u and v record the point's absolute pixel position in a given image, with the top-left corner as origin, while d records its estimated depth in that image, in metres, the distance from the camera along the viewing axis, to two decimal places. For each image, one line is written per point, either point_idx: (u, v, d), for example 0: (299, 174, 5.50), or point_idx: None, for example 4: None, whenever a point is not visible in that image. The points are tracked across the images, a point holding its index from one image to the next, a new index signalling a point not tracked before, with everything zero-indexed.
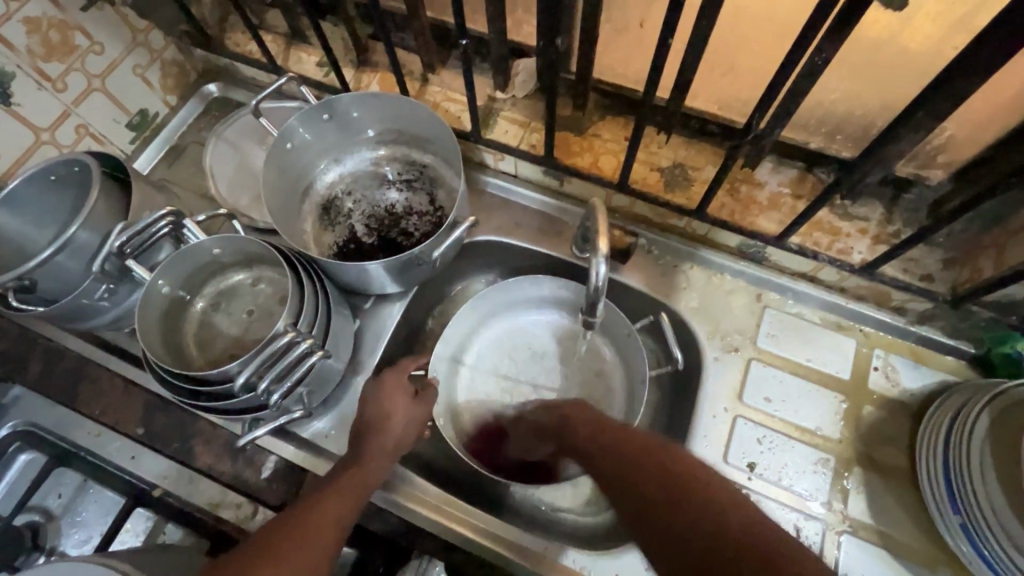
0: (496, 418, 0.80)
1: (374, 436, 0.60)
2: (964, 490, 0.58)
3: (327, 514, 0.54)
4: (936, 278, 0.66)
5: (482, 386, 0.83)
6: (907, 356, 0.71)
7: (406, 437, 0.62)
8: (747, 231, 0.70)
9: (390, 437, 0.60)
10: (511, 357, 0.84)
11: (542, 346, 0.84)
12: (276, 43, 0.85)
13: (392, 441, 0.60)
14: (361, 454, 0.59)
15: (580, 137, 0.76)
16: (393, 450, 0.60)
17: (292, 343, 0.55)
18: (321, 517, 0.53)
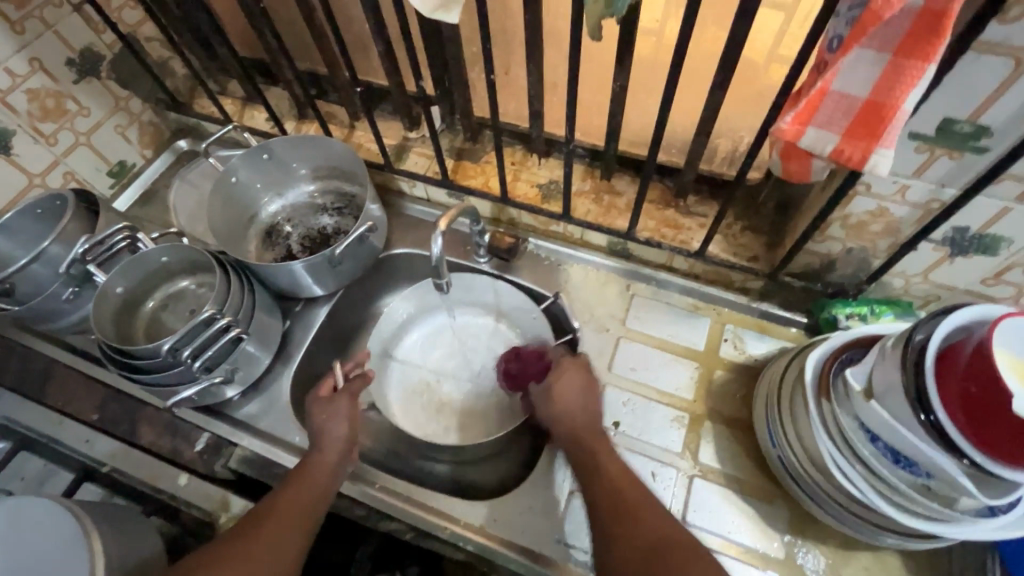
0: (426, 401, 0.90)
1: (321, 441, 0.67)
2: (777, 427, 0.69)
3: (300, 498, 0.62)
4: (761, 258, 0.79)
5: (411, 376, 0.93)
6: (754, 329, 0.82)
7: (335, 439, 0.67)
8: (607, 229, 0.84)
9: (338, 436, 0.67)
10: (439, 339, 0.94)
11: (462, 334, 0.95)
12: (234, 104, 1.05)
13: (339, 436, 0.67)
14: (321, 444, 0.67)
15: (475, 164, 0.92)
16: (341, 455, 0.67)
17: (212, 318, 0.69)
18: (283, 511, 0.60)
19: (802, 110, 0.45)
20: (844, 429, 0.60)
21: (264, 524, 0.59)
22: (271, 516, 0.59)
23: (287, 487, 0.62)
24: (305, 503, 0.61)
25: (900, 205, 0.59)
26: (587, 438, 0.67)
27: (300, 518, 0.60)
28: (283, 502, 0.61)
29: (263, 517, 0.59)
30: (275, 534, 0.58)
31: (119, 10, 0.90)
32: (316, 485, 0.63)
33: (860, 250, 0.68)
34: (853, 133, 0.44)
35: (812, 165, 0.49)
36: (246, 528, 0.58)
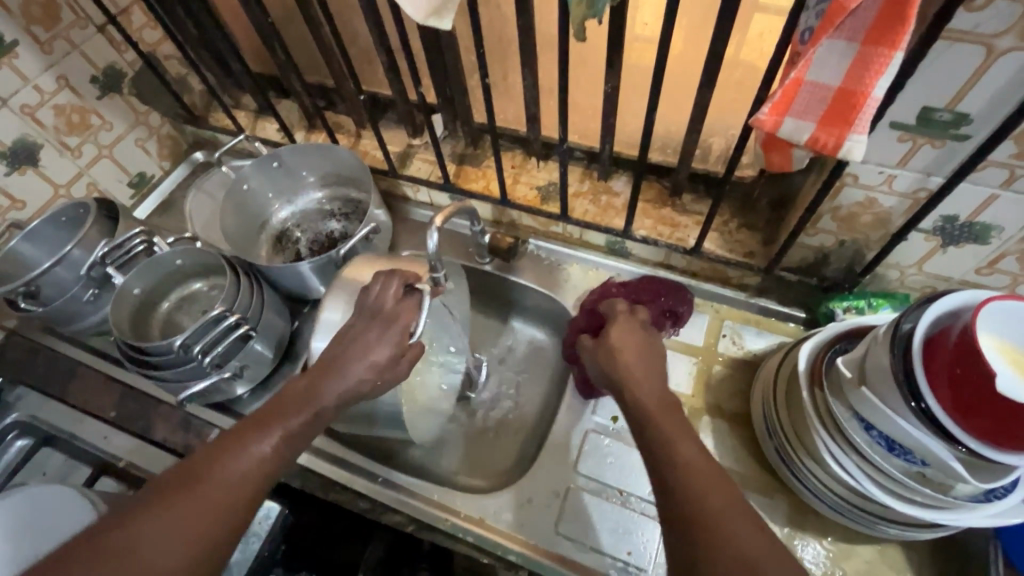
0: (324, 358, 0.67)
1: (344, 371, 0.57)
2: (772, 419, 0.69)
3: (261, 445, 0.52)
4: (757, 254, 0.80)
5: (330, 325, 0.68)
6: (752, 325, 0.83)
7: (357, 372, 0.57)
8: (604, 228, 0.86)
9: (327, 388, 0.56)
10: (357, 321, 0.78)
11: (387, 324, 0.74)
12: (247, 117, 1.10)
13: (330, 383, 0.56)
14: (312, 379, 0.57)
15: (477, 168, 0.95)
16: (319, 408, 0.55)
17: (223, 315, 0.72)
18: (239, 460, 0.50)
19: (779, 101, 0.46)
20: (837, 418, 0.60)
21: (211, 474, 0.49)
22: (224, 461, 0.50)
23: (248, 433, 0.52)
24: (266, 458, 0.52)
25: (888, 195, 0.60)
26: (658, 420, 0.53)
27: (256, 475, 0.51)
28: (241, 445, 0.51)
29: (216, 461, 0.50)
30: (223, 489, 0.48)
31: (141, 30, 0.96)
32: (283, 438, 0.53)
33: (853, 242, 0.68)
34: (827, 121, 0.45)
35: (792, 154, 0.50)
36: (192, 473, 0.49)
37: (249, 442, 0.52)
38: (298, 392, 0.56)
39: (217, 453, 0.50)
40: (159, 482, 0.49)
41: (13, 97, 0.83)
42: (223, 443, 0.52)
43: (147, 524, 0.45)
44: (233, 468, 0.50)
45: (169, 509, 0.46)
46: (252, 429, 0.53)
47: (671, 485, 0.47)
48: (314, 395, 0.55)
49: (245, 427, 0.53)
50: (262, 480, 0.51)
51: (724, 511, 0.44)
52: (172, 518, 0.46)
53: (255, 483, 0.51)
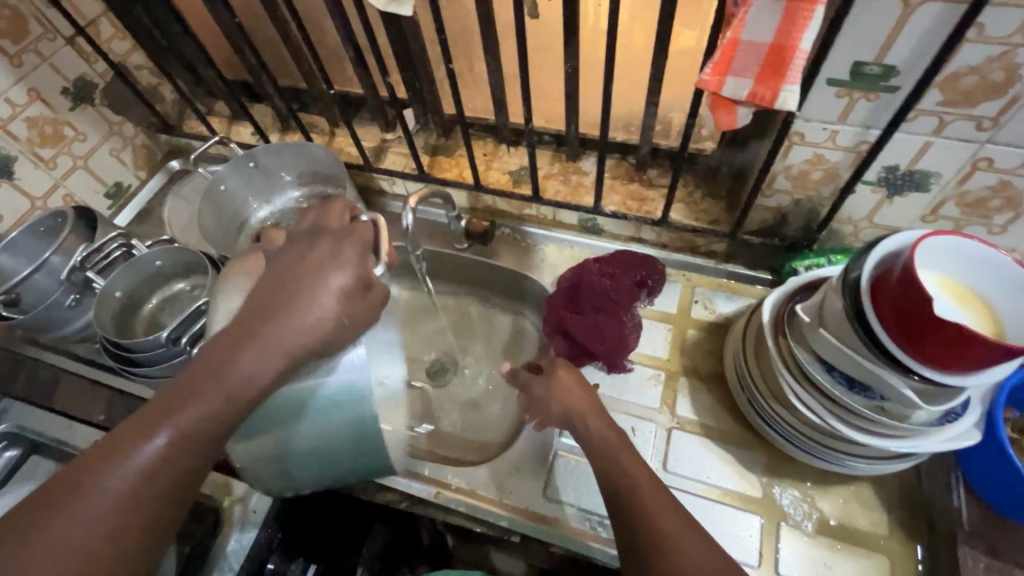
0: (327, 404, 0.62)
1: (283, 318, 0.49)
2: (744, 370, 0.72)
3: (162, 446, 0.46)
4: (721, 221, 0.84)
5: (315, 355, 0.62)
6: (724, 290, 0.86)
7: (319, 322, 0.50)
8: (576, 206, 0.89)
9: (239, 368, 0.48)
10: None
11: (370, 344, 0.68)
12: (221, 123, 1.12)
13: (250, 357, 0.48)
14: (230, 353, 0.48)
15: (449, 158, 0.98)
16: (225, 402, 0.48)
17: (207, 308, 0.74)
18: (134, 465, 0.45)
19: (719, 61, 0.49)
20: (800, 364, 0.63)
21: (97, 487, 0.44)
22: (113, 470, 0.44)
23: (140, 431, 0.46)
24: (166, 459, 0.46)
25: (833, 150, 0.64)
26: (615, 445, 0.58)
27: (156, 480, 0.46)
28: (135, 447, 0.45)
29: (103, 472, 0.44)
30: (112, 500, 0.44)
31: (109, 41, 0.97)
32: (182, 433, 0.47)
33: (808, 199, 0.72)
34: (763, 76, 0.49)
35: (738, 113, 0.54)
36: (78, 482, 0.44)
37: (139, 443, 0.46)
38: (203, 376, 0.48)
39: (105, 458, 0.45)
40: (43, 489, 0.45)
41: None
42: (117, 443, 0.46)
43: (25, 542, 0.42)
44: (122, 478, 0.44)
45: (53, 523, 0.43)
46: (145, 424, 0.47)
47: (624, 497, 0.52)
48: (229, 374, 0.48)
49: (135, 425, 0.47)
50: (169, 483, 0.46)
51: (673, 531, 0.48)
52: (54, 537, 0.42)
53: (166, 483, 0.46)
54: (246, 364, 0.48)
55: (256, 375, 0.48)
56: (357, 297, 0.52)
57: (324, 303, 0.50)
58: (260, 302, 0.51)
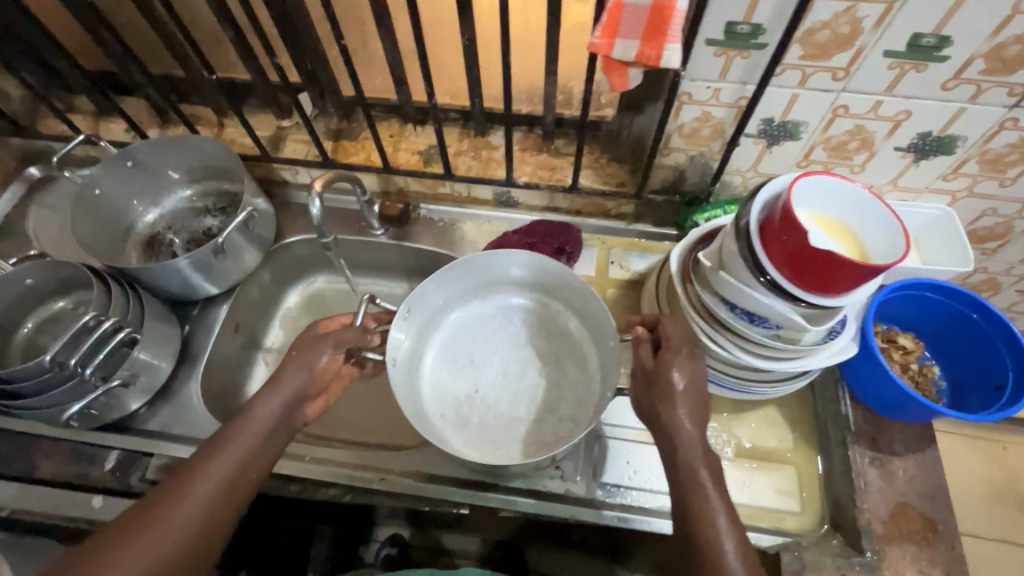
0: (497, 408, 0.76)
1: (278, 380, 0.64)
2: None
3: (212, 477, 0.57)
4: (628, 183, 0.89)
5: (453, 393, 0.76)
6: (636, 249, 0.91)
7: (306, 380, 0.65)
8: (489, 180, 0.90)
9: (265, 408, 0.62)
10: (517, 334, 0.81)
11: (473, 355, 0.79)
12: (86, 121, 0.99)
13: (268, 398, 0.63)
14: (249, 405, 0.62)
15: (354, 142, 0.94)
16: (261, 433, 0.61)
17: (98, 323, 0.67)
18: (190, 494, 0.55)
19: (607, 24, 0.52)
20: (708, 306, 0.68)
21: (163, 513, 0.54)
22: (173, 496, 0.55)
23: (199, 466, 0.57)
24: (221, 483, 0.57)
25: (718, 107, 0.69)
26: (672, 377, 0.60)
27: (213, 506, 0.56)
28: (187, 479, 0.56)
29: (166, 502, 0.55)
30: (183, 518, 0.54)
31: None
32: (235, 463, 0.59)
33: (701, 155, 0.77)
34: (648, 36, 0.52)
35: (629, 74, 0.57)
36: (150, 510, 0.54)
37: (203, 473, 0.57)
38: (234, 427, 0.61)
39: (170, 492, 0.55)
40: (118, 523, 0.54)
41: None
42: (173, 480, 0.57)
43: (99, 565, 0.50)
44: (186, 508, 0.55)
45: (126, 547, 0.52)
46: (205, 458, 0.58)
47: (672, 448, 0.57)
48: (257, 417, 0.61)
49: (188, 465, 0.57)
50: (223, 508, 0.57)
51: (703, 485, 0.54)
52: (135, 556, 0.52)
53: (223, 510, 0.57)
54: (265, 408, 0.62)
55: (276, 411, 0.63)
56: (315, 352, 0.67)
57: (295, 359, 0.66)
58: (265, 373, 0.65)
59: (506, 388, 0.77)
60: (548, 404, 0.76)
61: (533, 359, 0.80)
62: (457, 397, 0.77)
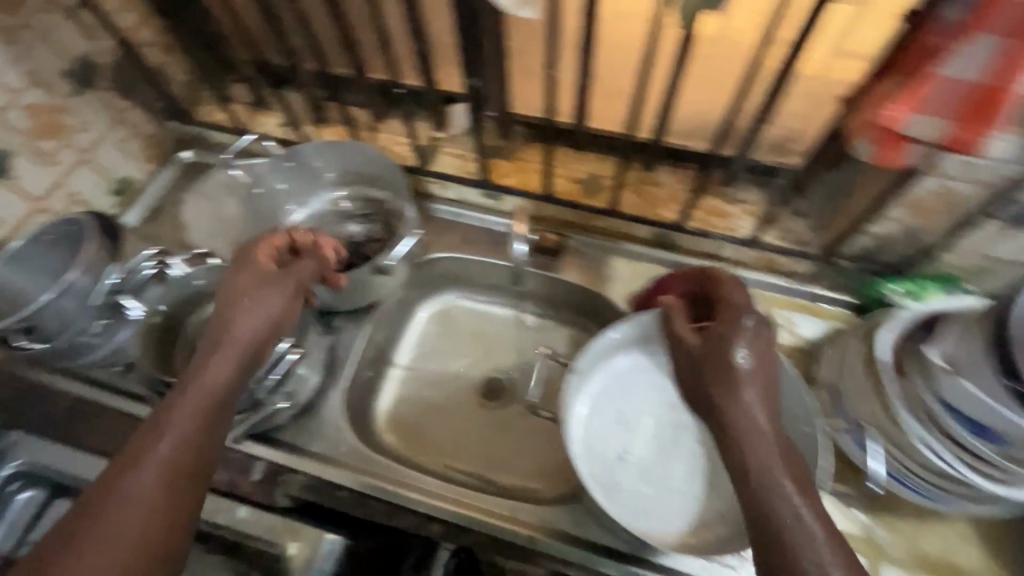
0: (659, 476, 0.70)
1: (224, 336, 0.59)
2: (847, 401, 0.68)
3: (156, 451, 0.51)
4: (810, 241, 0.81)
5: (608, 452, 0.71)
6: (804, 312, 0.83)
7: (256, 329, 0.60)
8: (654, 221, 0.84)
9: (212, 371, 0.57)
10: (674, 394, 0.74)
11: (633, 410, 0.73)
12: (242, 111, 0.99)
13: (220, 358, 0.57)
14: (190, 370, 0.57)
15: (510, 162, 0.90)
16: (213, 400, 0.56)
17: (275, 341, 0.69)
18: (131, 474, 0.50)
19: (911, 97, 0.50)
20: (930, 409, 0.60)
21: (109, 497, 0.48)
22: (117, 479, 0.49)
23: (147, 447, 0.51)
24: (171, 460, 0.51)
25: (965, 185, 0.61)
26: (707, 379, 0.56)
27: (161, 482, 0.50)
28: (124, 460, 0.50)
29: (111, 486, 0.49)
30: (132, 500, 0.48)
31: (116, 14, 0.84)
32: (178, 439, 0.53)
33: (917, 228, 0.69)
34: (961, 118, 0.50)
35: (908, 151, 0.54)
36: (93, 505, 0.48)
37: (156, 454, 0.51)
38: (167, 405, 0.54)
39: (116, 479, 0.49)
40: (52, 534, 0.47)
41: None
42: (114, 469, 0.50)
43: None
44: (133, 496, 0.49)
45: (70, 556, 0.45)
46: (147, 433, 0.52)
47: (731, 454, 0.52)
48: (202, 378, 0.56)
49: (128, 454, 0.51)
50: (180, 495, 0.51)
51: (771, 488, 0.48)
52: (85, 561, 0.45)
53: (180, 487, 0.51)
54: (210, 360, 0.57)
55: (226, 372, 0.57)
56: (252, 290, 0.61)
57: (241, 310, 0.60)
58: (213, 327, 0.60)
59: (659, 455, 0.71)
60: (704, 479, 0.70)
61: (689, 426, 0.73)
62: (609, 457, 0.71)
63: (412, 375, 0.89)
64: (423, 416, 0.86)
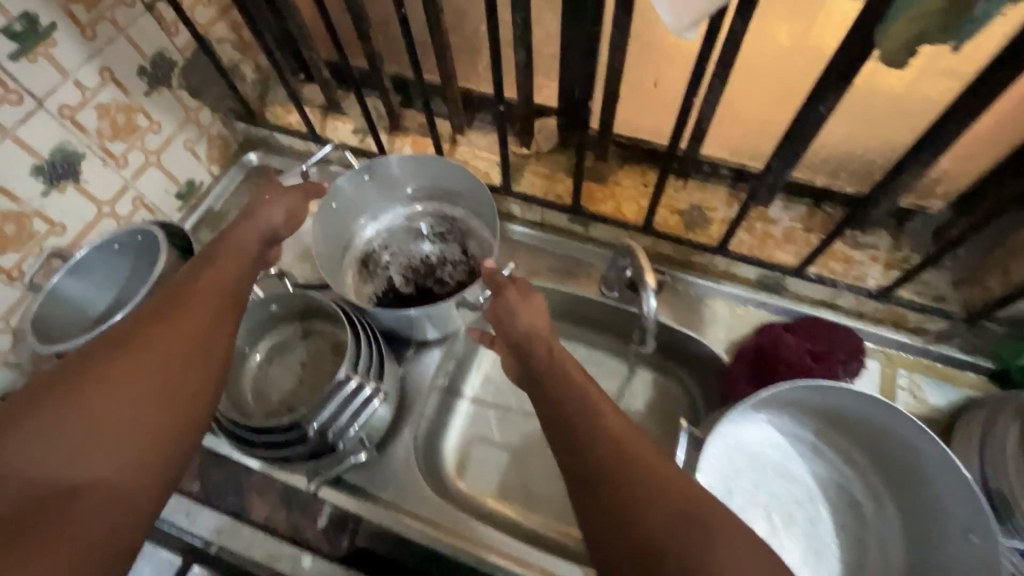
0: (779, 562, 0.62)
1: (240, 226, 0.60)
2: (1000, 493, 0.59)
3: (196, 293, 0.49)
4: (948, 297, 0.71)
5: None
6: (932, 375, 0.74)
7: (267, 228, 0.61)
8: (766, 263, 0.75)
9: (230, 248, 0.56)
10: (790, 467, 0.67)
11: (749, 481, 0.65)
12: (313, 114, 0.93)
13: (241, 234, 0.58)
14: (220, 239, 0.57)
15: (602, 185, 0.81)
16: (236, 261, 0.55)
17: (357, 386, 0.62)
18: (165, 313, 0.46)
19: None
20: None
21: (144, 333, 0.45)
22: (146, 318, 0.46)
23: (168, 305, 0.47)
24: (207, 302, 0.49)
25: None
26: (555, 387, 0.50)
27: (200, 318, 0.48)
28: (160, 305, 0.48)
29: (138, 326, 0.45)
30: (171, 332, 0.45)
31: (193, 8, 0.78)
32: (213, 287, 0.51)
33: None
34: None
35: None
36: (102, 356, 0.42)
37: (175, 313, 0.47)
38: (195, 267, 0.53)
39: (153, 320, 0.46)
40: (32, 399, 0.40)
41: (50, 98, 0.66)
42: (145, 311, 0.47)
43: (32, 426, 0.38)
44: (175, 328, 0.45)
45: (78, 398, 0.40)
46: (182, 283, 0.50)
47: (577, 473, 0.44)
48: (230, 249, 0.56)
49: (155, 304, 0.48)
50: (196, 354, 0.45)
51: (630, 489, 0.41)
52: (108, 416, 0.40)
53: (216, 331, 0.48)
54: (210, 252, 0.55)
55: (239, 252, 0.56)
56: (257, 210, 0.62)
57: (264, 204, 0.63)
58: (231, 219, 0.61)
59: (778, 538, 0.63)
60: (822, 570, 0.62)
61: (804, 504, 0.66)
62: None
63: (481, 407, 0.80)
64: (494, 455, 0.77)
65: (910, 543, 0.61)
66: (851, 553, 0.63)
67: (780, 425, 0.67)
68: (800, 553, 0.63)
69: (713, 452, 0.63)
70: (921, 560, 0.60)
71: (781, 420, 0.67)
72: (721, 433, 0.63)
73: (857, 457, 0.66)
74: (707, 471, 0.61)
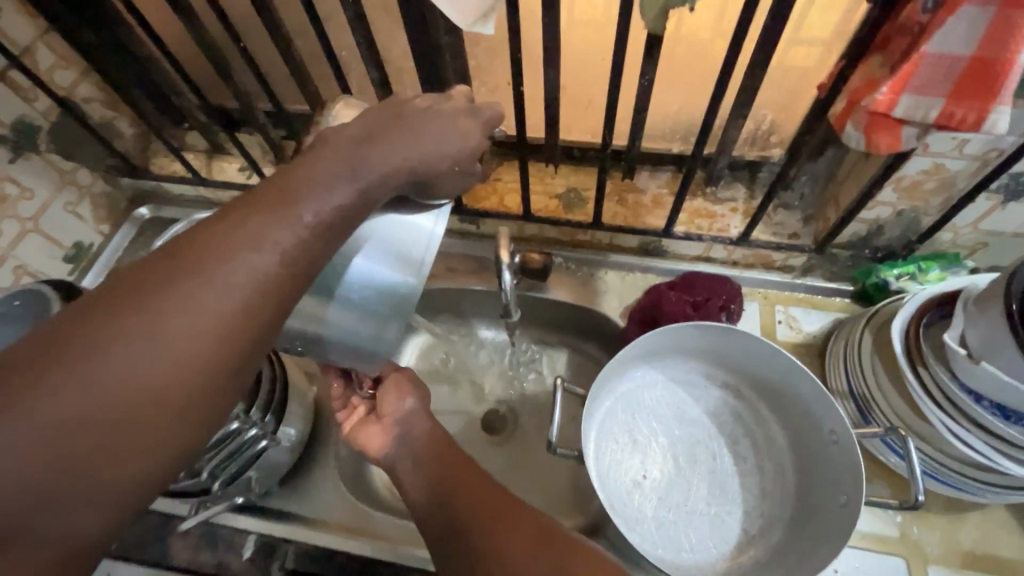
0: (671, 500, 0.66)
1: (402, 167, 0.42)
2: (867, 400, 0.65)
3: (255, 258, 0.35)
4: (801, 233, 0.78)
5: (619, 473, 0.67)
6: (804, 306, 0.81)
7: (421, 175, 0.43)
8: (642, 230, 0.81)
9: (334, 170, 0.39)
10: (690, 409, 0.71)
11: (646, 427, 0.70)
12: (198, 159, 0.94)
13: (360, 164, 0.39)
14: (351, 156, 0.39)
15: (483, 183, 0.86)
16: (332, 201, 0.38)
17: (241, 430, 0.60)
18: (205, 281, 0.33)
19: (898, 79, 0.46)
20: (949, 393, 0.58)
21: (164, 313, 0.32)
22: (175, 276, 0.33)
23: (214, 266, 0.33)
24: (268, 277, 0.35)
25: (957, 159, 0.59)
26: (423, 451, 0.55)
27: (244, 305, 0.34)
28: (201, 255, 0.34)
29: (159, 286, 0.32)
30: (200, 320, 0.33)
31: (50, 71, 0.76)
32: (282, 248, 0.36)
33: (912, 211, 0.67)
34: (872, 127, 0.50)
35: (902, 133, 0.50)
36: (78, 338, 0.30)
37: (175, 304, 0.32)
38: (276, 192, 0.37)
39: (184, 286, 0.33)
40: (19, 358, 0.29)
41: None
42: (184, 258, 0.33)
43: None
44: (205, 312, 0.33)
45: (42, 412, 0.29)
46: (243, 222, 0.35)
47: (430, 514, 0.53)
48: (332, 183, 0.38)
49: (194, 255, 0.33)
50: (205, 388, 0.33)
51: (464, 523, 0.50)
52: (94, 436, 0.30)
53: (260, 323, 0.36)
54: (319, 172, 0.38)
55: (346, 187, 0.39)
56: (423, 129, 0.43)
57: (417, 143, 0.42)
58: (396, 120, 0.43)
59: (674, 477, 0.67)
60: (716, 502, 0.67)
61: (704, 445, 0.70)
62: (625, 482, 0.66)
63: None
64: None
65: (797, 458, 0.67)
66: (750, 480, 0.68)
67: (675, 370, 0.72)
68: (698, 489, 0.67)
69: (601, 399, 0.68)
70: (807, 472, 0.65)
71: (676, 365, 0.72)
72: (612, 378, 0.68)
73: (748, 391, 0.71)
74: (596, 419, 0.68)
